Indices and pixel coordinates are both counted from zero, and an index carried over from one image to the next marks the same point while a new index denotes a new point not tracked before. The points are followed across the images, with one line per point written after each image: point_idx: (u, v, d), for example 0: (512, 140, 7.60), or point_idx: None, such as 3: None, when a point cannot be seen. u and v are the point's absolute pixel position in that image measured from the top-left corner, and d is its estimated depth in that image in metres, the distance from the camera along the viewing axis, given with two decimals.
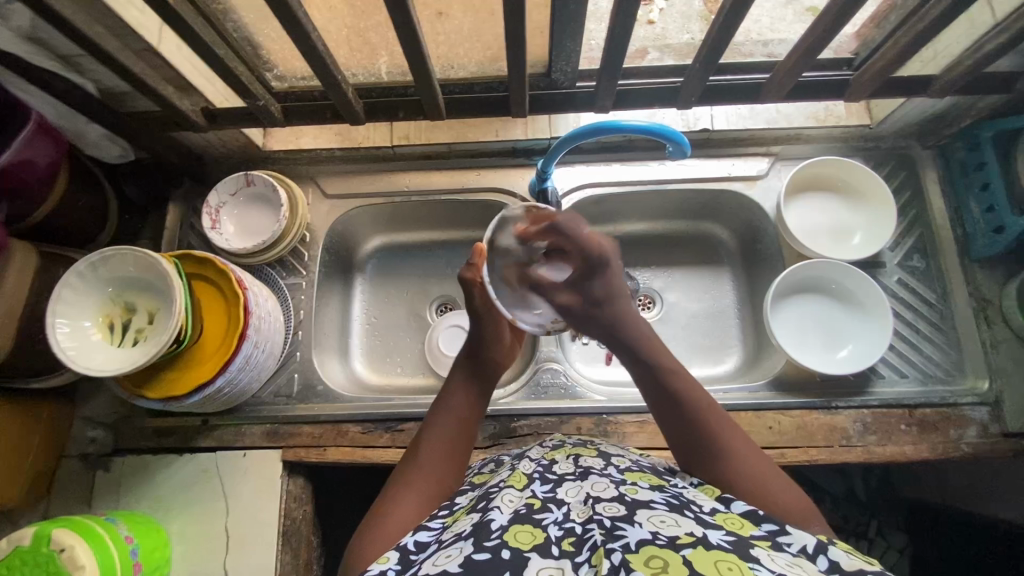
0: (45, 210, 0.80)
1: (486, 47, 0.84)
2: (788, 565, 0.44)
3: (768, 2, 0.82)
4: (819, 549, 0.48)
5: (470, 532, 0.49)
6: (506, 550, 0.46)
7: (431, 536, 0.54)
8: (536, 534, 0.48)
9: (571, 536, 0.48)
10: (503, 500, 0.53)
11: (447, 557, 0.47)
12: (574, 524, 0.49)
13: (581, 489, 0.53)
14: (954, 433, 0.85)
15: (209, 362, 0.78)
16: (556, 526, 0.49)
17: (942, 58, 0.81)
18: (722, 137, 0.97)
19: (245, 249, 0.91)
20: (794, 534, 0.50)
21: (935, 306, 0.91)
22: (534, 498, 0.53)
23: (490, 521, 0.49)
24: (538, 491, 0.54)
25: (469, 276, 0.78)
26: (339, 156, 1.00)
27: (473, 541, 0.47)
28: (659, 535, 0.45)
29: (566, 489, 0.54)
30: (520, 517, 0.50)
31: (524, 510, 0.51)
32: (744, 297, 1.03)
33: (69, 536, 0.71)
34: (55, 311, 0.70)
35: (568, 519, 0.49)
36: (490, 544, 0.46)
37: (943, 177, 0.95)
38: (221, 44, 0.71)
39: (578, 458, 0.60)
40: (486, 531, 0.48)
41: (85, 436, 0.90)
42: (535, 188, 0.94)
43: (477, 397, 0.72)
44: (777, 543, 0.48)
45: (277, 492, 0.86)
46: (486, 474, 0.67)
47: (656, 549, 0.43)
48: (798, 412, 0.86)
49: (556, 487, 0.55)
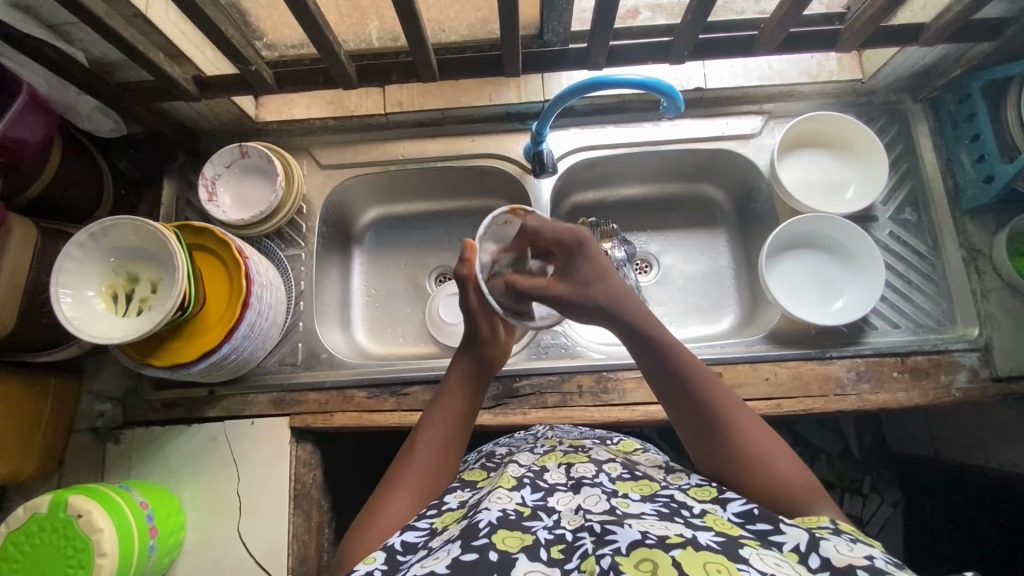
0: (42, 182, 0.80)
1: (477, 9, 0.83)
2: (776, 565, 0.44)
3: None
4: (812, 547, 0.47)
5: (459, 533, 0.51)
6: (492, 552, 0.47)
7: (419, 537, 0.55)
8: (524, 537, 0.49)
9: (562, 543, 0.49)
10: (493, 499, 0.54)
11: (435, 559, 0.48)
12: (565, 531, 0.50)
13: (573, 499, 0.55)
14: (945, 378, 0.87)
15: (213, 331, 0.79)
16: (546, 531, 0.50)
17: (931, 7, 0.81)
18: (716, 97, 0.97)
19: (242, 220, 0.91)
20: (787, 531, 0.49)
21: (926, 257, 0.92)
22: (524, 505, 0.54)
23: (478, 520, 0.51)
24: (528, 498, 0.55)
25: (465, 271, 0.74)
26: (332, 126, 1.00)
27: (461, 543, 0.49)
28: (648, 534, 0.46)
29: (557, 498, 0.55)
30: (509, 521, 0.51)
31: (514, 516, 0.52)
32: (740, 257, 1.05)
33: (85, 502, 0.72)
34: (59, 281, 0.71)
35: (558, 526, 0.51)
36: (478, 544, 0.48)
37: (936, 129, 0.96)
38: (210, 6, 0.70)
39: (571, 468, 0.61)
40: (474, 531, 0.50)
41: (94, 410, 0.91)
42: (530, 151, 0.96)
43: (472, 397, 0.72)
44: (766, 542, 0.48)
45: (286, 458, 0.88)
46: (478, 471, 0.68)
47: (646, 550, 0.44)
48: (793, 362, 0.88)
49: (546, 496, 0.56)
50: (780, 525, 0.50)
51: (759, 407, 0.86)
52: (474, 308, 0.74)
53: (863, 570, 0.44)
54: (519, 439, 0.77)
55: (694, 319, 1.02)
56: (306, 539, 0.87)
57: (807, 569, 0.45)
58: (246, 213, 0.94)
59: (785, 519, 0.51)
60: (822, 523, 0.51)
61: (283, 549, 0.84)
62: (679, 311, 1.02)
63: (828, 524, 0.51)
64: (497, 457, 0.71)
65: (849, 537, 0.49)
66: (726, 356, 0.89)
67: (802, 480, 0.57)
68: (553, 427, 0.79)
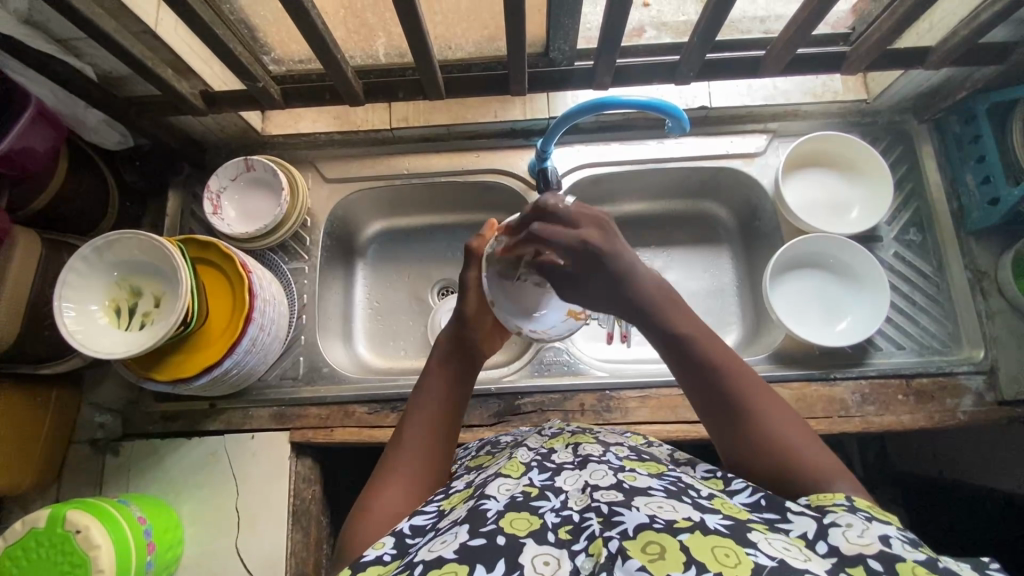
0: (46, 198, 0.81)
1: (484, 26, 0.84)
2: (786, 549, 0.44)
3: None
4: (820, 534, 0.46)
5: (465, 518, 0.49)
6: (500, 536, 0.46)
7: (427, 521, 0.54)
8: (532, 521, 0.48)
9: (569, 524, 0.48)
10: (499, 486, 0.53)
11: (442, 543, 0.47)
12: (572, 512, 0.49)
13: (580, 478, 0.54)
14: (951, 401, 0.86)
15: (215, 346, 0.79)
16: (553, 514, 0.49)
17: (937, 30, 0.82)
18: (720, 115, 0.97)
19: (246, 234, 0.91)
20: (793, 518, 0.48)
21: (931, 278, 0.92)
22: (531, 486, 0.53)
23: (485, 507, 0.50)
24: (535, 479, 0.54)
25: (475, 246, 0.78)
26: (337, 140, 1.01)
27: (468, 528, 0.47)
28: (656, 518, 0.46)
29: (565, 478, 0.54)
30: (517, 504, 0.50)
31: (521, 497, 0.51)
32: (743, 274, 1.05)
33: (81, 517, 0.71)
34: (62, 295, 0.71)
35: (565, 507, 0.50)
36: (486, 530, 0.47)
37: (940, 149, 0.96)
38: (220, 23, 0.71)
39: (578, 447, 0.60)
40: (482, 517, 0.48)
41: (94, 421, 0.91)
42: (535, 168, 0.95)
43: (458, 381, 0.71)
44: (775, 527, 0.47)
45: (286, 474, 0.87)
46: (484, 457, 0.67)
47: (653, 534, 0.44)
48: (797, 383, 0.88)
49: (554, 475, 0.55)
50: (787, 512, 0.49)
51: None
52: (469, 285, 0.76)
53: (873, 559, 0.43)
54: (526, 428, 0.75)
55: None
56: (304, 555, 0.86)
57: (816, 556, 0.44)
58: (250, 226, 0.94)
59: (792, 505, 0.50)
60: (835, 501, 0.49)
61: (281, 566, 0.84)
62: None
63: (846, 501, 0.49)
64: (502, 445, 0.70)
65: (864, 515, 0.47)
66: None
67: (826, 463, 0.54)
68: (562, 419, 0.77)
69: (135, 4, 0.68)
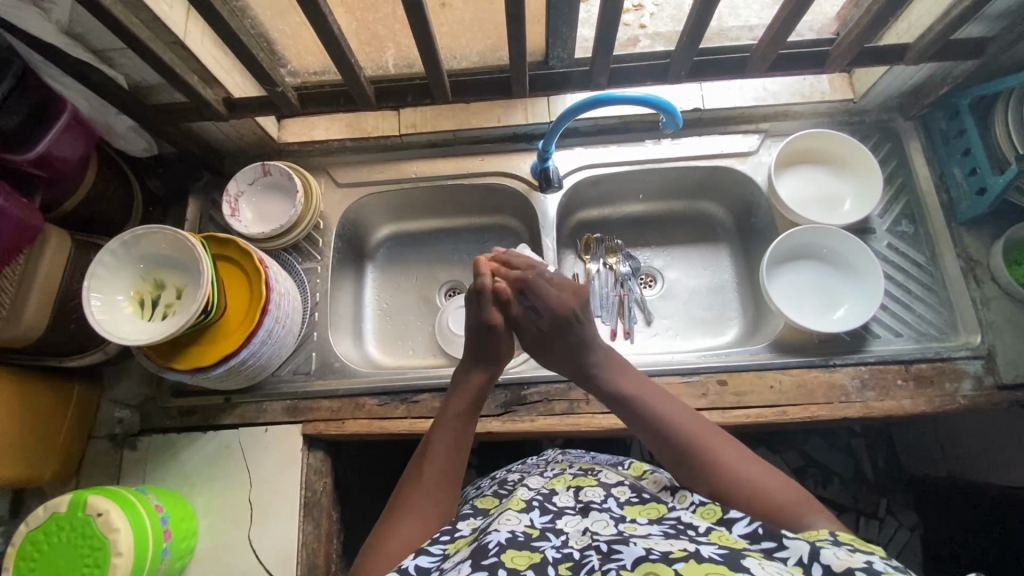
0: (78, 198, 0.86)
1: (487, 36, 0.91)
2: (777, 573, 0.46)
3: (756, 4, 0.91)
4: (814, 556, 0.49)
5: (469, 555, 0.53)
6: (502, 569, 0.50)
7: (432, 562, 0.57)
8: (532, 556, 0.52)
9: (569, 561, 0.52)
10: (502, 521, 0.58)
11: None
12: (572, 549, 0.54)
13: (581, 523, 0.58)
14: (950, 386, 0.87)
15: (233, 336, 0.82)
16: (554, 551, 0.54)
17: (915, 28, 0.86)
18: (713, 116, 1.02)
19: (262, 234, 0.95)
20: (790, 546, 0.51)
21: (925, 267, 0.95)
22: (532, 527, 0.57)
23: (488, 541, 0.54)
24: (536, 521, 0.58)
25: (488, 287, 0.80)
26: (350, 147, 1.06)
27: (471, 562, 0.52)
28: (652, 551, 0.50)
29: (566, 521, 0.59)
30: (517, 542, 0.54)
31: (522, 537, 0.55)
32: (742, 272, 1.07)
33: (105, 501, 0.73)
34: (91, 285, 0.75)
35: (566, 545, 0.54)
36: (487, 563, 0.51)
37: (927, 145, 1.00)
38: (244, 34, 0.76)
39: (579, 491, 0.65)
40: (484, 551, 0.53)
41: (113, 416, 0.94)
42: (536, 168, 1.01)
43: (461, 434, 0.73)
44: (770, 556, 0.50)
45: (299, 465, 0.90)
46: (490, 499, 0.70)
47: (650, 565, 0.47)
48: (797, 370, 0.90)
49: (555, 518, 0.59)
50: (783, 541, 0.52)
51: (765, 414, 0.87)
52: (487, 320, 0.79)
53: (861, 572, 0.45)
54: (530, 466, 0.79)
55: (698, 331, 1.04)
56: (316, 548, 0.87)
57: None
58: (267, 227, 0.98)
59: (790, 534, 0.53)
60: (822, 535, 0.53)
61: (292, 558, 0.85)
62: (685, 323, 1.04)
63: (828, 536, 0.52)
64: (509, 484, 0.73)
65: (844, 547, 0.49)
66: (731, 364, 0.90)
67: (793, 495, 0.61)
68: (563, 453, 0.81)
69: (167, 16, 0.74)
